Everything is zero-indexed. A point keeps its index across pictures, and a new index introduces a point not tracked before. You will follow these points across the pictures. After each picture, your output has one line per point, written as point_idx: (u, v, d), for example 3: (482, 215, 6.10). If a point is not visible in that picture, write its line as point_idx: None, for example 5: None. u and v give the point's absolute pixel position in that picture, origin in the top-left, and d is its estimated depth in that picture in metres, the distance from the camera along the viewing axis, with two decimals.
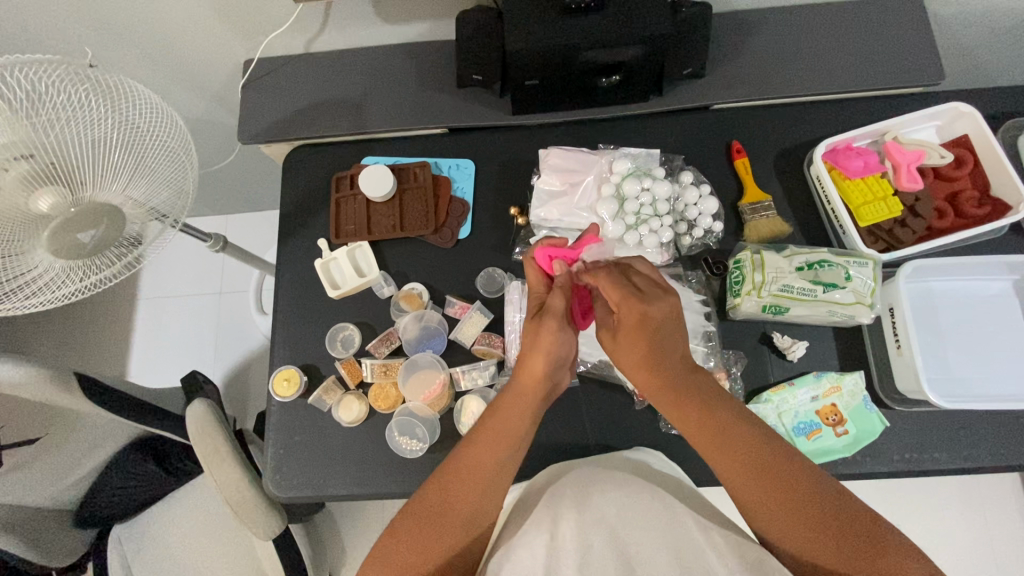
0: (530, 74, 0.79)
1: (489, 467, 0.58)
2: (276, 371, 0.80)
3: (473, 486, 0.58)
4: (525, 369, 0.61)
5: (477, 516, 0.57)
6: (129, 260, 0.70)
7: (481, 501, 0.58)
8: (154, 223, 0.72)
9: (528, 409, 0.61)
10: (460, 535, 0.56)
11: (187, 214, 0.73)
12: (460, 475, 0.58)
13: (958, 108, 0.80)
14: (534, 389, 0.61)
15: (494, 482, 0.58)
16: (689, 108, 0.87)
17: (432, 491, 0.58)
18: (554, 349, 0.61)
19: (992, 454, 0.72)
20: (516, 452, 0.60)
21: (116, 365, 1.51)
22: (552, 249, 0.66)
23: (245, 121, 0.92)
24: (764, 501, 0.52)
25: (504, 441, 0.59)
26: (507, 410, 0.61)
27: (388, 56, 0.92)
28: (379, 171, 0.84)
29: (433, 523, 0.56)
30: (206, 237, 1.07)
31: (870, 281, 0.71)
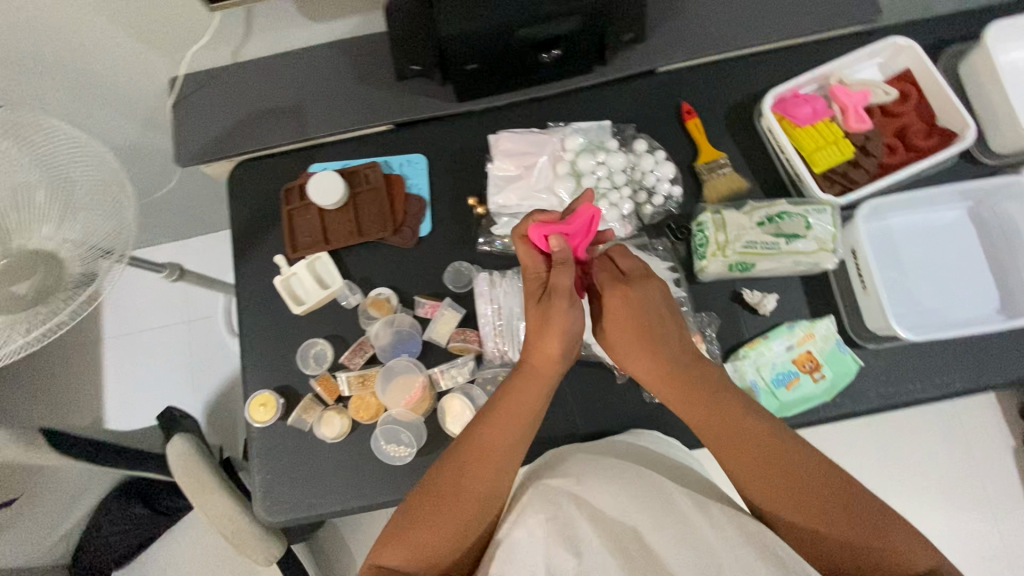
0: (468, 58, 0.76)
1: (501, 450, 0.61)
2: (251, 397, 0.78)
3: (487, 468, 0.60)
4: (539, 349, 0.62)
5: (490, 495, 0.59)
6: (78, 303, 0.63)
7: (494, 483, 0.60)
8: (99, 261, 0.66)
9: (542, 388, 0.63)
10: (473, 514, 0.58)
11: (132, 246, 0.67)
12: (473, 456, 0.60)
13: (897, 43, 0.80)
14: (548, 369, 0.63)
15: (507, 463, 0.61)
16: (635, 74, 0.85)
17: (444, 472, 0.60)
18: (568, 327, 0.62)
19: (963, 378, 0.75)
20: (526, 433, 0.62)
21: (92, 410, 1.46)
22: (546, 227, 0.61)
23: (180, 142, 0.88)
24: (767, 484, 0.54)
25: (519, 422, 0.62)
26: (518, 393, 0.62)
27: (320, 56, 0.88)
28: (327, 178, 0.81)
29: (447, 502, 0.58)
30: (159, 267, 1.02)
31: (830, 227, 0.72)
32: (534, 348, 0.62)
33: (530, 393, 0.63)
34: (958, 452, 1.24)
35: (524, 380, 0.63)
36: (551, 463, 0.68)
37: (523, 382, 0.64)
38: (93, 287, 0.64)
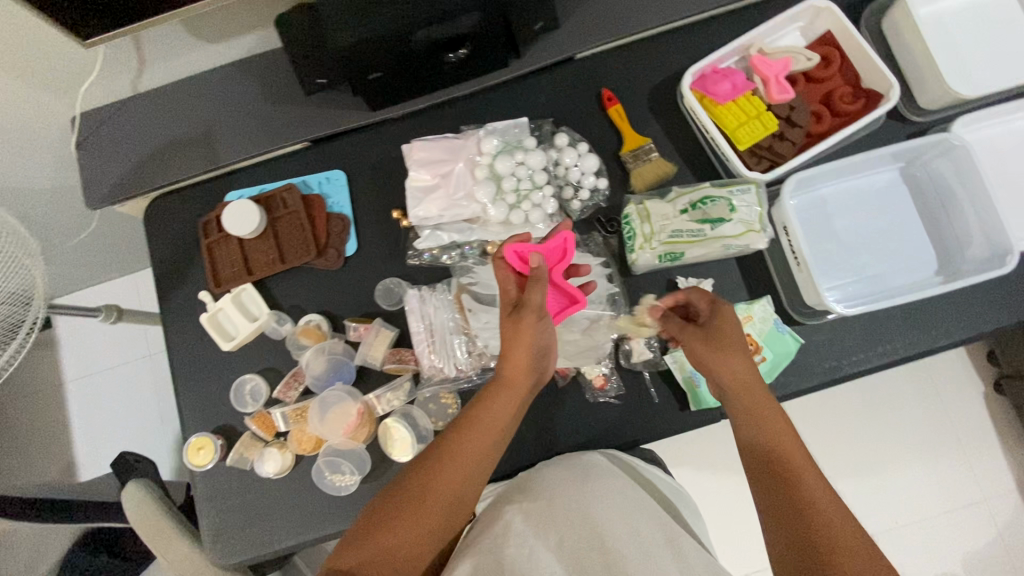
0: (371, 67, 0.73)
1: (475, 460, 0.58)
2: (189, 441, 0.76)
3: (459, 477, 0.58)
4: (511, 360, 0.61)
5: (459, 504, 0.57)
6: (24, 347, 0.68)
7: (464, 493, 0.58)
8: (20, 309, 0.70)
9: (515, 398, 0.62)
10: (440, 523, 0.56)
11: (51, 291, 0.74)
12: (445, 462, 0.58)
13: (814, 5, 0.77)
14: (522, 381, 0.63)
15: (478, 473, 0.59)
16: (551, 63, 0.82)
17: (415, 476, 0.57)
18: (536, 339, 0.62)
19: (906, 343, 0.74)
20: (498, 445, 0.61)
21: (61, 457, 1.44)
22: (521, 246, 0.64)
23: (87, 184, 0.84)
24: (787, 516, 0.52)
25: (494, 430, 0.60)
26: (494, 401, 0.61)
27: (223, 79, 0.84)
28: (240, 207, 0.77)
29: (415, 507, 0.56)
30: (94, 312, 0.99)
31: (755, 207, 0.70)
32: (507, 358, 0.62)
33: (504, 404, 0.61)
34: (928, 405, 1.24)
35: (498, 389, 0.62)
36: (520, 482, 0.67)
37: (501, 394, 0.62)
38: (26, 331, 0.69)
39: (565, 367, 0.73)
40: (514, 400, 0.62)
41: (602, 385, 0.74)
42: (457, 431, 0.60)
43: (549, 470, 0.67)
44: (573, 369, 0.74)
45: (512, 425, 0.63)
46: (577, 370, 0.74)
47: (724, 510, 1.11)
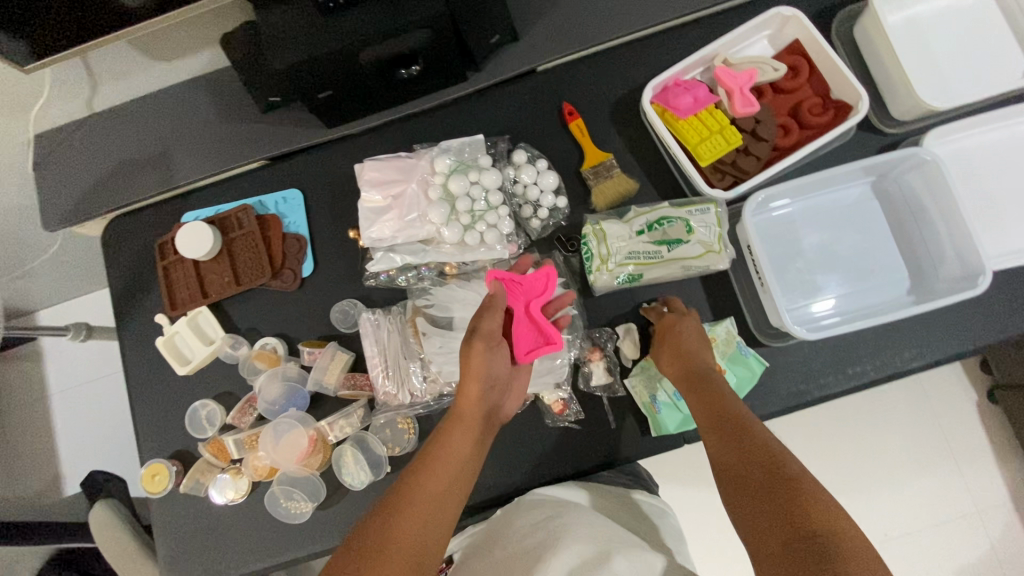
0: (321, 86, 0.71)
1: (433, 498, 0.54)
2: (145, 467, 0.75)
3: (421, 516, 0.53)
4: (463, 393, 0.60)
5: (424, 551, 0.51)
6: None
7: (428, 534, 0.52)
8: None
9: (471, 432, 0.59)
10: (404, 569, 0.49)
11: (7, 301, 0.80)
12: (400, 503, 0.53)
13: (780, 13, 0.74)
14: (475, 415, 0.60)
15: (441, 512, 0.54)
16: (511, 77, 0.80)
17: (370, 526, 0.52)
18: (486, 369, 0.60)
19: (877, 366, 0.71)
20: (460, 483, 0.57)
21: (46, 469, 1.44)
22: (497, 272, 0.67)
23: (44, 206, 0.83)
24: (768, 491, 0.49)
25: (453, 466, 0.57)
26: (448, 438, 0.58)
27: (178, 97, 0.82)
28: (192, 229, 0.76)
29: (372, 555, 0.49)
30: (62, 332, 0.98)
31: (715, 227, 0.67)
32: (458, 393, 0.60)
33: (459, 439, 0.58)
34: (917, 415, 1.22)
35: (452, 425, 0.59)
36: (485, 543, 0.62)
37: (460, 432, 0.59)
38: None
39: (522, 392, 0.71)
40: (471, 434, 0.59)
41: (561, 410, 0.71)
42: (410, 475, 0.56)
43: (511, 517, 0.64)
44: (531, 395, 0.72)
45: (473, 463, 0.59)
46: (536, 396, 0.72)
47: (704, 528, 1.09)
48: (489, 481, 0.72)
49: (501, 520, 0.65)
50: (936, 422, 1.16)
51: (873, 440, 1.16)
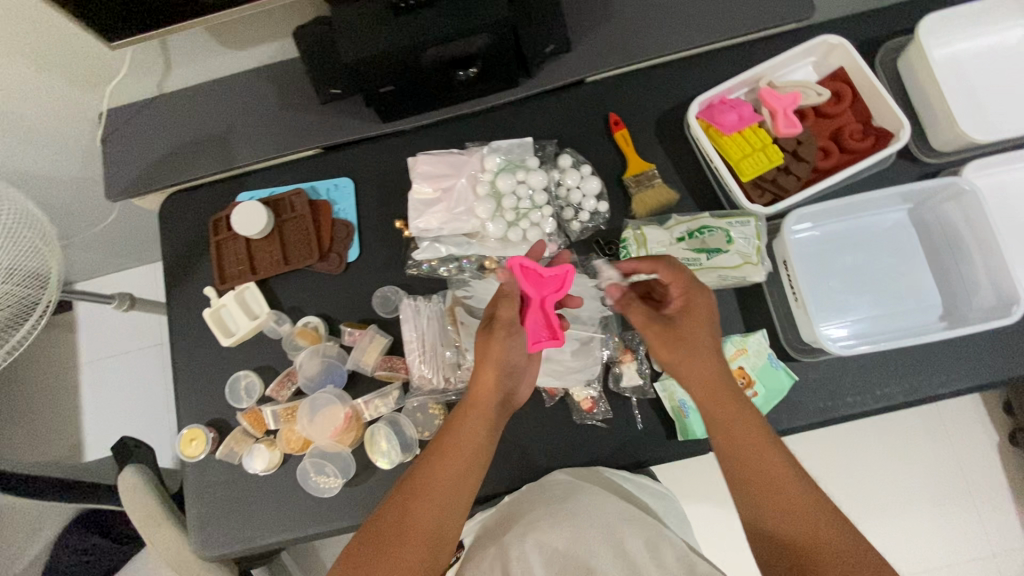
0: (383, 81, 0.75)
1: (445, 487, 0.60)
2: (183, 431, 0.78)
3: (434, 504, 0.59)
4: (478, 382, 0.65)
5: (437, 536, 0.58)
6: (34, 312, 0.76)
7: (440, 521, 0.59)
8: (26, 284, 0.75)
9: (483, 420, 0.64)
10: (419, 553, 0.57)
11: (55, 265, 0.77)
12: (416, 491, 0.60)
13: (827, 41, 0.77)
14: (490, 401, 0.64)
15: (453, 500, 0.60)
16: (561, 85, 0.83)
17: (388, 513, 0.59)
18: (505, 356, 0.64)
19: (905, 389, 0.72)
20: (473, 467, 0.62)
21: (71, 435, 1.48)
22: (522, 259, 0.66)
23: (110, 176, 0.88)
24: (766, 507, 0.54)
25: (466, 456, 0.62)
26: (461, 426, 0.63)
27: (244, 83, 0.87)
28: (248, 208, 0.80)
29: (389, 543, 0.57)
30: (108, 299, 1.02)
31: (754, 239, 0.70)
32: (475, 380, 0.65)
33: (473, 427, 0.63)
34: None
35: (466, 412, 0.64)
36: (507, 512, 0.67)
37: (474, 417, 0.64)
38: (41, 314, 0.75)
39: (554, 387, 0.73)
40: (485, 419, 0.64)
41: (590, 407, 0.73)
42: (426, 459, 0.62)
43: (531, 496, 0.67)
44: (562, 390, 0.74)
45: (485, 447, 0.64)
46: (566, 392, 0.74)
47: (715, 544, 1.09)
48: (514, 472, 0.73)
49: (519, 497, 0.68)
50: (956, 458, 1.15)
51: (890, 471, 1.15)
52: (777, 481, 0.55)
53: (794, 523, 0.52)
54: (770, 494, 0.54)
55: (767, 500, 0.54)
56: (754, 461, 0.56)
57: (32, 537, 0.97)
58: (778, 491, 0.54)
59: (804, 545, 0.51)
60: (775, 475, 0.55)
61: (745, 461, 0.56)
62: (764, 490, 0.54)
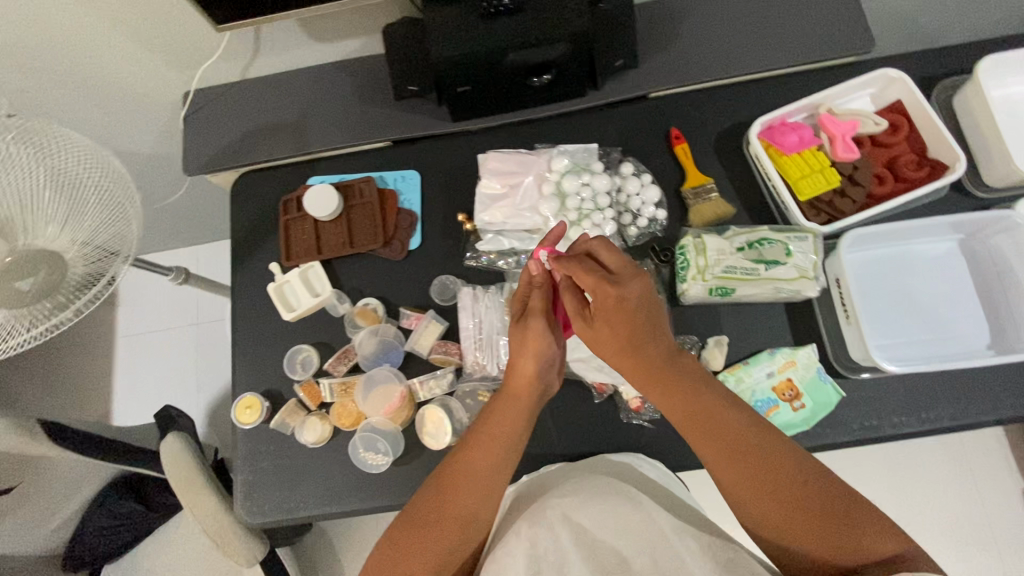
0: (462, 81, 0.79)
1: (482, 473, 0.61)
2: (238, 399, 0.81)
3: (471, 489, 0.60)
4: (518, 373, 0.65)
5: (473, 519, 0.60)
6: (93, 294, 0.68)
7: (475, 504, 0.60)
8: (103, 258, 0.70)
9: (522, 410, 0.65)
10: (457, 535, 0.59)
11: (135, 245, 0.71)
12: (455, 477, 0.61)
13: (887, 74, 0.80)
14: (528, 391, 0.65)
15: (489, 486, 0.61)
16: (626, 98, 0.87)
17: (429, 495, 0.61)
18: (544, 348, 0.65)
19: (951, 413, 0.73)
20: (509, 456, 0.63)
21: (100, 406, 1.50)
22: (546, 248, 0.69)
23: (189, 153, 0.91)
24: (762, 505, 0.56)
25: (503, 444, 0.63)
26: (500, 416, 0.64)
27: (325, 75, 0.91)
28: (322, 191, 0.84)
29: (431, 523, 0.59)
30: (167, 271, 1.05)
31: (811, 254, 0.73)
32: (513, 370, 0.66)
33: (511, 417, 0.64)
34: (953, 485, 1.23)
35: (505, 401, 0.65)
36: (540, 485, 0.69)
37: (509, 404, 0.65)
38: (99, 288, 0.67)
39: (603, 383, 0.75)
40: (525, 408, 0.65)
41: (637, 407, 0.75)
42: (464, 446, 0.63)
43: (565, 472, 0.70)
44: (611, 387, 0.76)
45: (522, 437, 0.65)
46: (614, 390, 0.77)
47: None
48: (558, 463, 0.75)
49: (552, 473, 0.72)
50: None
51: None
52: (743, 464, 0.57)
53: (769, 505, 0.55)
54: (740, 480, 0.56)
55: (740, 486, 0.57)
56: (719, 451, 0.58)
57: (71, 497, 0.98)
58: (749, 473, 0.56)
59: (785, 522, 0.55)
60: (743, 457, 0.57)
61: (709, 449, 0.58)
62: (737, 473, 0.57)
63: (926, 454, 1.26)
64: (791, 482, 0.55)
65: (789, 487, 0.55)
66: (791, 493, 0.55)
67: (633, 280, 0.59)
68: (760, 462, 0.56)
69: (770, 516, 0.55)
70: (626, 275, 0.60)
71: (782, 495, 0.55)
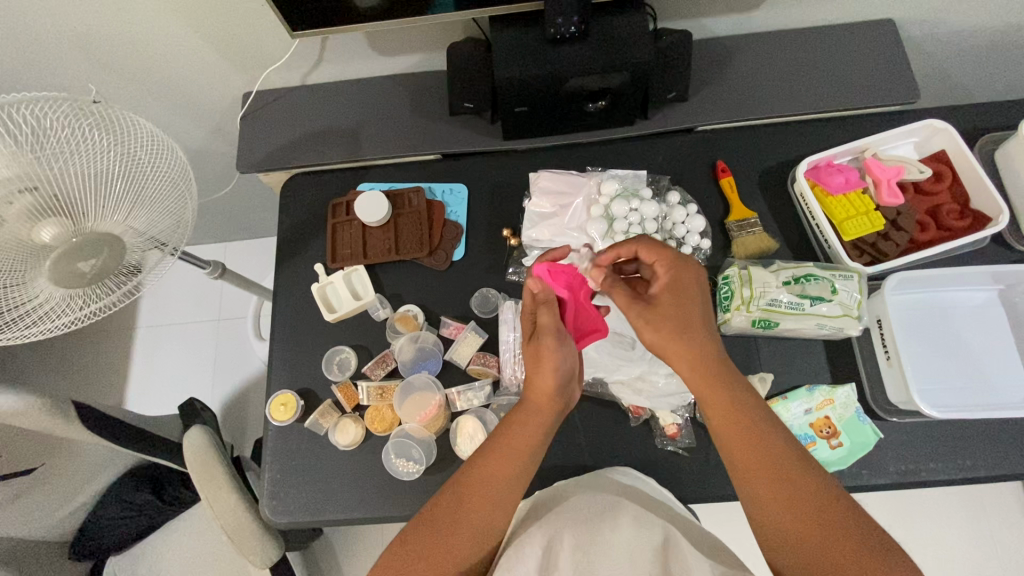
0: (520, 101, 0.80)
1: (499, 484, 0.59)
2: (273, 397, 0.81)
3: (487, 499, 0.58)
4: (536, 386, 0.63)
5: (488, 530, 0.57)
6: (127, 289, 0.69)
7: (490, 514, 0.58)
8: (154, 251, 0.72)
9: (542, 424, 0.62)
10: (469, 547, 0.56)
11: (186, 243, 0.73)
12: (471, 486, 0.59)
13: (933, 124, 0.82)
14: (547, 406, 0.63)
15: (505, 497, 0.59)
16: (675, 130, 0.89)
17: (445, 498, 0.59)
18: (561, 363, 0.63)
19: (988, 464, 0.72)
20: (527, 468, 0.61)
21: (112, 395, 1.49)
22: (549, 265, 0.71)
23: (243, 151, 0.92)
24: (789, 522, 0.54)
25: (521, 455, 0.60)
26: (520, 427, 0.62)
27: (382, 86, 0.93)
28: (374, 197, 0.85)
29: (443, 532, 0.56)
30: (204, 265, 0.95)
31: (856, 293, 0.74)
32: (531, 384, 0.63)
33: (531, 428, 0.62)
34: (970, 540, 1.21)
35: (525, 413, 0.63)
36: (558, 494, 0.68)
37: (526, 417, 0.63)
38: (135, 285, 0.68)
39: (640, 406, 0.76)
40: (544, 423, 0.62)
41: (673, 434, 0.75)
42: (480, 456, 0.61)
43: (583, 485, 0.69)
44: (647, 411, 0.76)
45: (541, 451, 0.62)
46: (651, 415, 0.77)
47: None
48: None
49: (561, 486, 0.71)
50: None
51: None
52: (769, 463, 0.56)
53: (791, 507, 0.54)
54: (763, 477, 0.56)
55: (763, 485, 0.55)
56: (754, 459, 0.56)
57: (86, 483, 0.98)
58: (778, 485, 0.55)
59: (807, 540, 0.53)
60: (772, 457, 0.56)
61: (742, 450, 0.57)
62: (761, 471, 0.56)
63: (946, 507, 1.24)
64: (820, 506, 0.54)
65: (811, 495, 0.54)
66: (811, 501, 0.54)
67: (694, 266, 0.64)
68: (785, 464, 0.56)
69: (790, 521, 0.54)
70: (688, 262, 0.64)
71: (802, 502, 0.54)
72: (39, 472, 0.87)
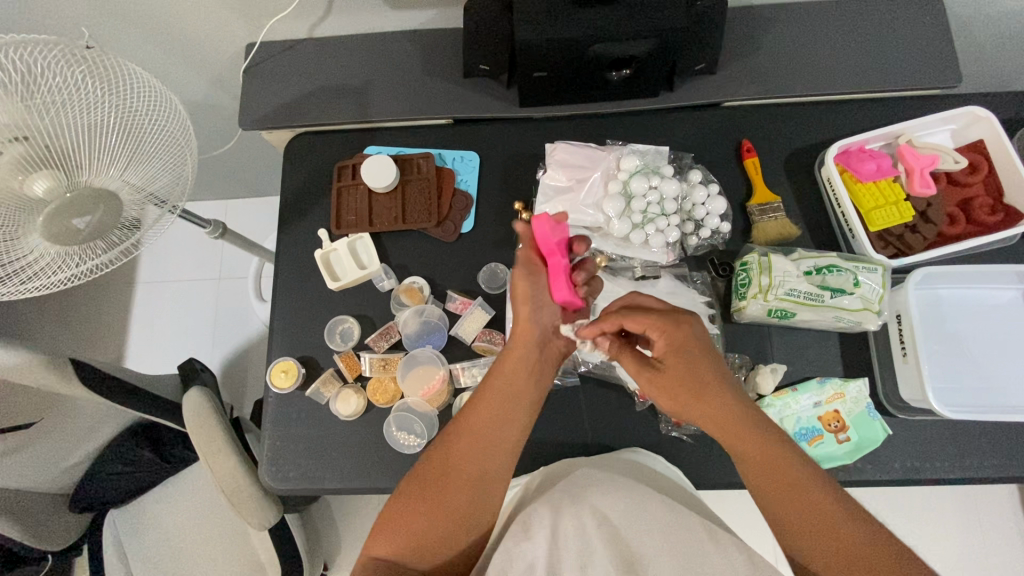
0: (539, 66, 0.75)
1: (488, 424, 0.59)
2: (273, 363, 0.80)
3: (475, 440, 0.58)
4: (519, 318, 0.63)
5: (483, 477, 0.57)
6: (126, 246, 0.67)
7: (484, 459, 0.58)
8: (152, 208, 0.69)
9: (525, 359, 0.62)
10: (469, 498, 0.56)
11: (186, 201, 0.70)
12: (459, 432, 0.59)
13: (975, 112, 0.76)
14: (530, 340, 0.63)
15: (496, 439, 0.58)
16: (701, 103, 0.84)
17: (436, 450, 0.59)
18: (536, 295, 0.63)
19: (997, 465, 0.71)
20: (516, 406, 0.60)
21: (112, 350, 1.48)
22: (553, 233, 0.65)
23: (245, 107, 0.88)
24: (810, 534, 0.51)
25: (507, 395, 0.60)
26: (500, 366, 0.62)
27: (393, 42, 0.87)
28: (381, 162, 0.82)
29: (437, 485, 0.56)
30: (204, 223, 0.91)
31: (879, 287, 0.71)
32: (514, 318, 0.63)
33: (514, 363, 0.62)
34: (958, 534, 1.23)
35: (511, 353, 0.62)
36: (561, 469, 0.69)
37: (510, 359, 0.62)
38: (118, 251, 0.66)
39: None
40: (529, 362, 0.62)
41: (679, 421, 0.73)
42: (467, 407, 0.60)
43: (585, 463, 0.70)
44: None
45: (529, 388, 0.62)
46: None
47: None
48: None
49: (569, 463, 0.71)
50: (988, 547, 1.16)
51: None
52: (786, 485, 0.54)
53: (809, 521, 0.52)
54: (790, 510, 0.53)
55: (781, 510, 0.53)
56: (771, 485, 0.55)
57: (89, 438, 0.97)
58: (799, 503, 0.53)
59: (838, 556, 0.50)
60: (794, 484, 0.54)
61: (760, 478, 0.55)
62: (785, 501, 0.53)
63: (937, 500, 1.25)
64: (835, 520, 0.51)
65: (805, 492, 0.53)
66: (833, 522, 0.51)
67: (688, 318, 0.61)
68: (795, 468, 0.55)
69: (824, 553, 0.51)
70: (682, 312, 0.61)
71: (826, 517, 0.52)
72: (40, 426, 0.86)
